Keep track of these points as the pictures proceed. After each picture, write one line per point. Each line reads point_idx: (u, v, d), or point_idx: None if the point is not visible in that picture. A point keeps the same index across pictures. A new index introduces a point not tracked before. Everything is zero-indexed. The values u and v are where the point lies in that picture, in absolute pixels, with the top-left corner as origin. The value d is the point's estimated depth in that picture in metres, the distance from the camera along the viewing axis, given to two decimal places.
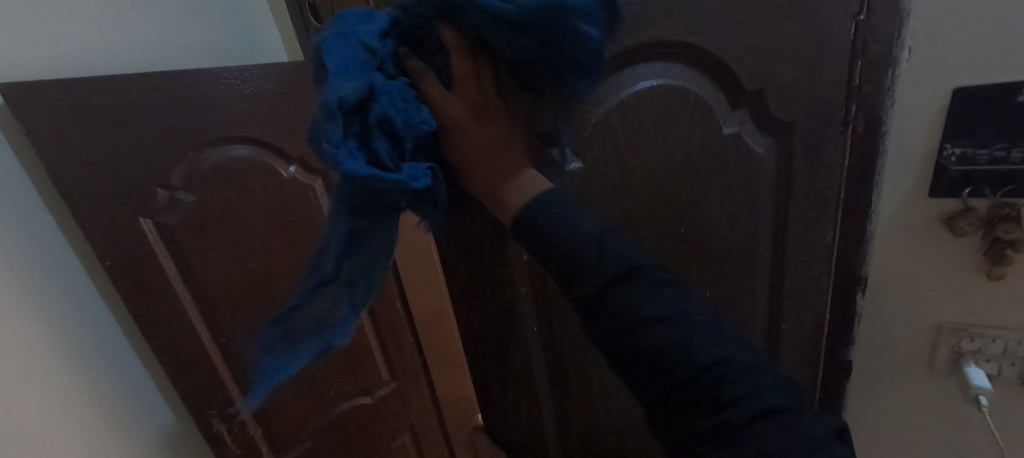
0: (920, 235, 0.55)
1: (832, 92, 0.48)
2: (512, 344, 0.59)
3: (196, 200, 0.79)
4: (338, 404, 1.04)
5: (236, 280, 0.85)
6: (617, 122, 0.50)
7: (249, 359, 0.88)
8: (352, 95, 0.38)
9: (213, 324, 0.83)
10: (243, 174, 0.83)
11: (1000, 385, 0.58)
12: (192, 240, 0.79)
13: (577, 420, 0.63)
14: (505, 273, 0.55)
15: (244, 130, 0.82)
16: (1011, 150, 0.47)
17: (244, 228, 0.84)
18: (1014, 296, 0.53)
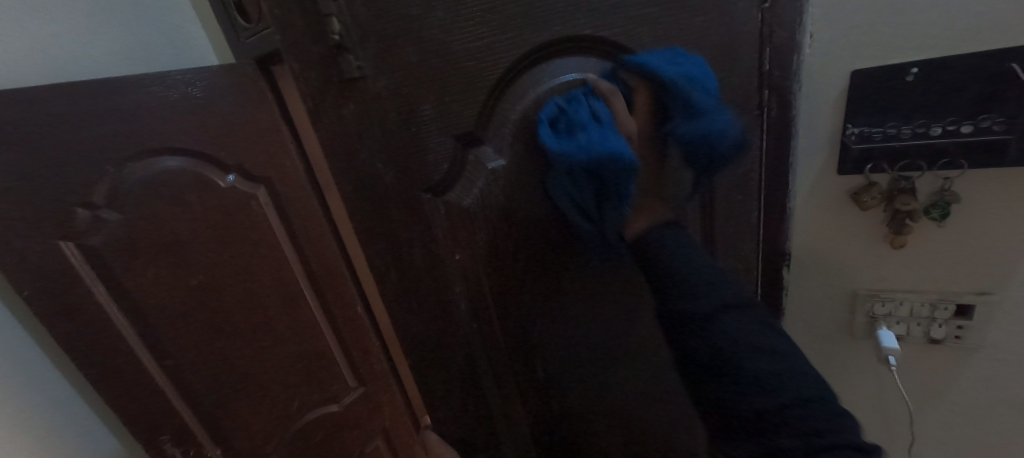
0: (834, 209, 0.58)
1: (745, 78, 0.51)
2: (453, 343, 0.59)
3: (123, 218, 0.70)
4: (303, 415, 0.96)
5: (178, 299, 0.76)
6: (536, 119, 0.48)
7: (200, 378, 0.81)
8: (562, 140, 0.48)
9: (156, 346, 0.76)
10: (174, 188, 0.73)
11: (909, 345, 0.62)
12: (125, 262, 0.71)
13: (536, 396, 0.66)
14: (439, 275, 0.54)
15: (173, 139, 0.71)
16: (901, 127, 0.49)
17: (180, 248, 0.75)
18: (915, 261, 0.57)
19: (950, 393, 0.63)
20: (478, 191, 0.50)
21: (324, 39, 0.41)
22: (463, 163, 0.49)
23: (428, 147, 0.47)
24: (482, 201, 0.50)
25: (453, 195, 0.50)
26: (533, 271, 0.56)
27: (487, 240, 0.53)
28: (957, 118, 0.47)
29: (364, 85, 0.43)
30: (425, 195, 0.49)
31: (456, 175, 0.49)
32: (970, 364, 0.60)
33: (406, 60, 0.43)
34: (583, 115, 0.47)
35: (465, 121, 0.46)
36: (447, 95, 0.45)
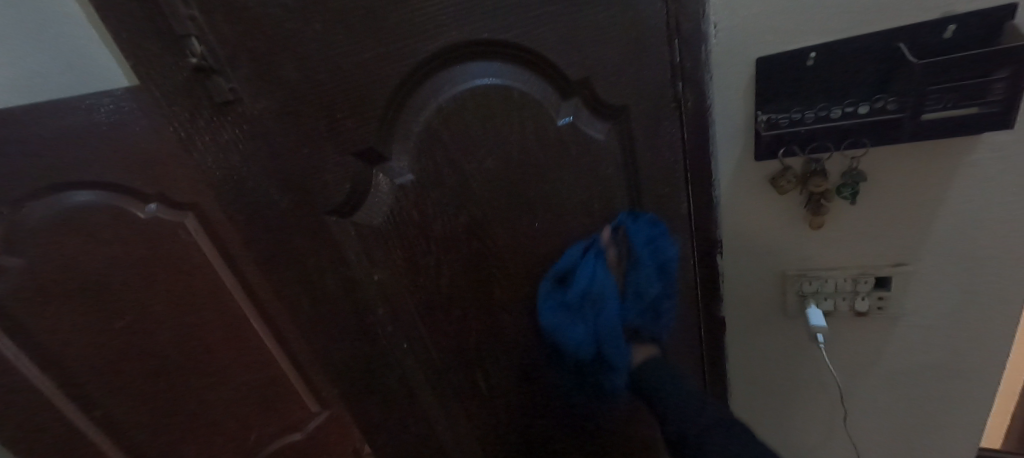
0: (755, 193, 0.58)
1: (657, 71, 0.49)
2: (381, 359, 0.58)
3: (27, 261, 0.60)
4: (261, 447, 0.86)
5: (102, 347, 0.67)
6: (441, 130, 0.46)
7: (140, 426, 0.73)
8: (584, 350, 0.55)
9: (83, 398, 0.68)
10: (87, 225, 0.62)
11: (838, 319, 0.64)
12: (35, 312, 0.62)
13: (486, 410, 0.64)
14: (358, 297, 0.53)
15: (82, 172, 0.60)
16: (804, 112, 0.50)
17: (102, 289, 0.65)
18: (832, 238, 0.58)
19: (880, 361, 0.66)
20: (387, 210, 0.48)
21: (184, 63, 0.38)
22: (367, 181, 0.46)
23: (323, 170, 0.45)
24: (393, 218, 0.48)
25: (361, 215, 0.48)
26: (458, 285, 0.55)
27: (403, 255, 0.51)
28: (854, 100, 0.48)
29: (238, 108, 0.41)
30: (331, 218, 0.47)
31: (360, 195, 0.47)
32: (894, 331, 0.62)
33: (293, 79, 0.40)
34: (584, 272, 0.54)
35: (362, 137, 0.44)
36: (340, 112, 0.42)
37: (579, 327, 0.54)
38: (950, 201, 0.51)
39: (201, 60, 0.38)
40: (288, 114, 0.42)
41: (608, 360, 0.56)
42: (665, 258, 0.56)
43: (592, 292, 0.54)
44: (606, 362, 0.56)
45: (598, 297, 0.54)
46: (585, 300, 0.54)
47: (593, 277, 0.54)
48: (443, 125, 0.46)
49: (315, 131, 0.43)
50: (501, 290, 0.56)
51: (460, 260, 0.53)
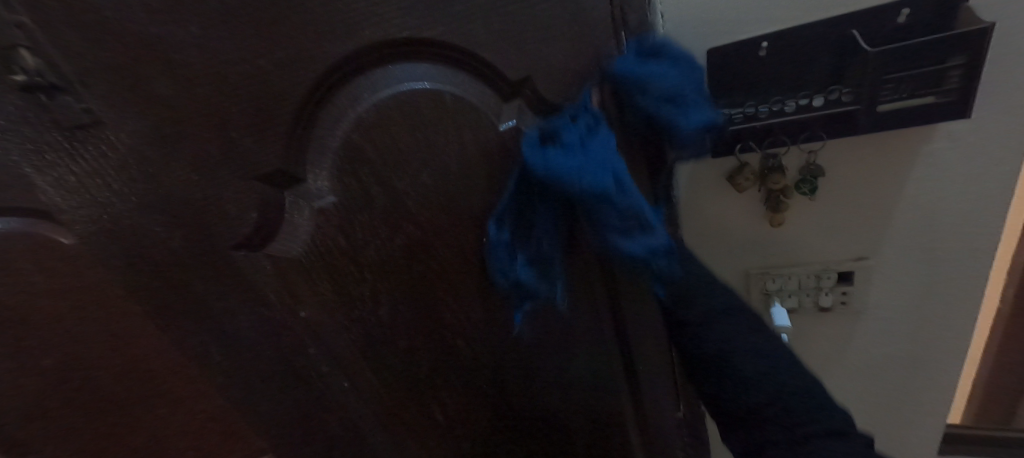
0: (715, 192, 0.55)
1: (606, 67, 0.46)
2: (322, 397, 0.52)
3: None
4: None
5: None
6: (364, 142, 0.40)
7: None
8: (605, 185, 0.41)
9: None
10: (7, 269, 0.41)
11: (802, 313, 0.62)
12: None
13: (442, 441, 0.61)
14: (286, 334, 0.48)
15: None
16: (759, 106, 0.47)
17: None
18: (793, 232, 0.56)
19: (845, 352, 0.65)
20: (306, 239, 0.42)
21: (9, 81, 0.31)
22: (278, 208, 0.40)
23: (223, 198, 0.38)
24: (316, 246, 0.43)
25: (277, 246, 0.42)
26: (402, 314, 0.50)
27: (332, 283, 0.45)
28: (808, 92, 0.45)
29: (99, 131, 0.34)
30: (239, 253, 0.41)
31: (272, 225, 0.41)
32: (858, 324, 0.62)
33: (172, 95, 0.34)
34: (578, 126, 0.43)
35: (267, 159, 0.38)
36: (238, 129, 0.36)
37: (578, 161, 0.41)
38: (907, 193, 0.50)
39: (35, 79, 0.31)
40: (169, 136, 0.35)
41: (632, 208, 0.43)
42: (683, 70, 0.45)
43: (592, 129, 0.43)
44: (633, 215, 0.43)
45: (598, 135, 0.43)
46: (584, 137, 0.43)
47: (589, 122, 0.43)
48: (366, 138, 0.40)
49: (209, 152, 0.37)
50: (449, 314, 0.51)
51: (404, 282, 0.48)
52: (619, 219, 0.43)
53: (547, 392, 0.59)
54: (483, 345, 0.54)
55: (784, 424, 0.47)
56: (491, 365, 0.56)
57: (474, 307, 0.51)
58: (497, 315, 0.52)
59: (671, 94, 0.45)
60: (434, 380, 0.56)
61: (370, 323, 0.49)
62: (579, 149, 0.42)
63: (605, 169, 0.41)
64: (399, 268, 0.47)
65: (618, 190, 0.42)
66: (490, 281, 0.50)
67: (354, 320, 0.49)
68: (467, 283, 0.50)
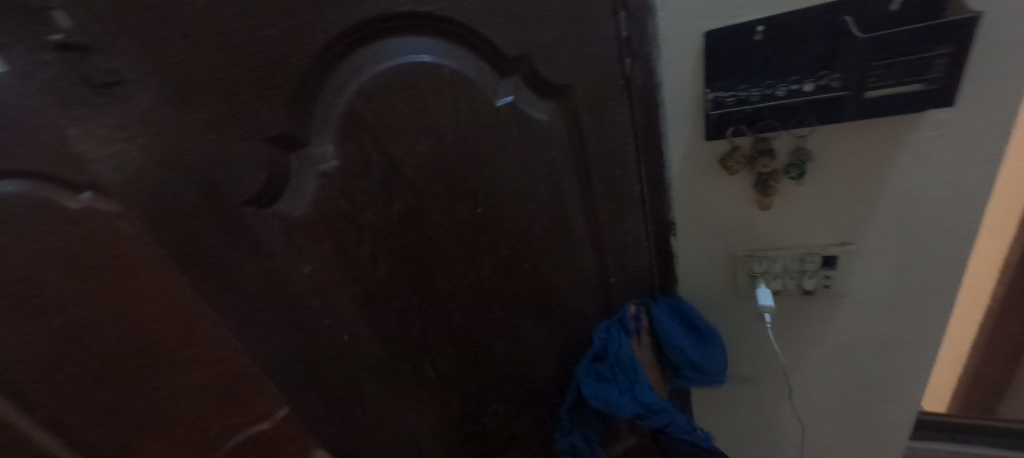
0: (706, 174, 0.56)
1: (602, 47, 0.48)
2: (322, 347, 0.60)
3: None
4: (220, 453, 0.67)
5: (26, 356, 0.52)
6: (365, 112, 0.43)
7: (89, 431, 0.58)
8: (632, 406, 0.59)
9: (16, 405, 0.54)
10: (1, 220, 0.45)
11: (787, 296, 0.64)
12: None
13: (433, 391, 0.67)
14: (291, 289, 0.54)
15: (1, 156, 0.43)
16: (751, 89, 0.48)
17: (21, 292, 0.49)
18: (780, 217, 0.57)
19: (829, 336, 0.67)
20: (310, 200, 0.47)
21: (46, 41, 0.35)
22: (286, 168, 0.45)
23: (235, 157, 0.43)
24: (317, 207, 0.48)
25: (284, 204, 0.47)
26: (397, 276, 0.55)
27: (333, 243, 0.51)
28: (799, 77, 0.46)
29: (127, 90, 0.39)
30: (249, 209, 0.47)
31: (281, 182, 0.46)
32: (838, 307, 0.64)
33: (191, 61, 0.38)
34: (612, 344, 0.61)
35: (274, 122, 0.42)
36: (249, 93, 0.40)
37: (615, 389, 0.60)
38: (892, 181, 0.51)
39: (72, 38, 0.36)
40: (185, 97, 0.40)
41: (662, 411, 0.59)
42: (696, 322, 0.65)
43: (617, 362, 0.60)
44: (659, 413, 0.59)
45: (626, 346, 0.61)
46: (622, 371, 0.60)
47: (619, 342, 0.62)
48: (366, 108, 0.43)
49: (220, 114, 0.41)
50: (444, 277, 0.57)
51: (397, 247, 0.53)
52: (658, 419, 0.59)
53: (534, 351, 0.65)
54: (472, 307, 0.60)
55: None
56: (479, 326, 0.62)
57: (464, 274, 0.57)
58: (487, 280, 0.58)
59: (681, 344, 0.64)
60: (425, 341, 0.61)
61: (366, 283, 0.55)
62: (616, 375, 0.60)
63: (629, 393, 0.59)
64: (393, 234, 0.51)
65: (642, 402, 0.59)
66: (480, 249, 0.55)
67: (349, 280, 0.54)
68: (459, 250, 0.55)
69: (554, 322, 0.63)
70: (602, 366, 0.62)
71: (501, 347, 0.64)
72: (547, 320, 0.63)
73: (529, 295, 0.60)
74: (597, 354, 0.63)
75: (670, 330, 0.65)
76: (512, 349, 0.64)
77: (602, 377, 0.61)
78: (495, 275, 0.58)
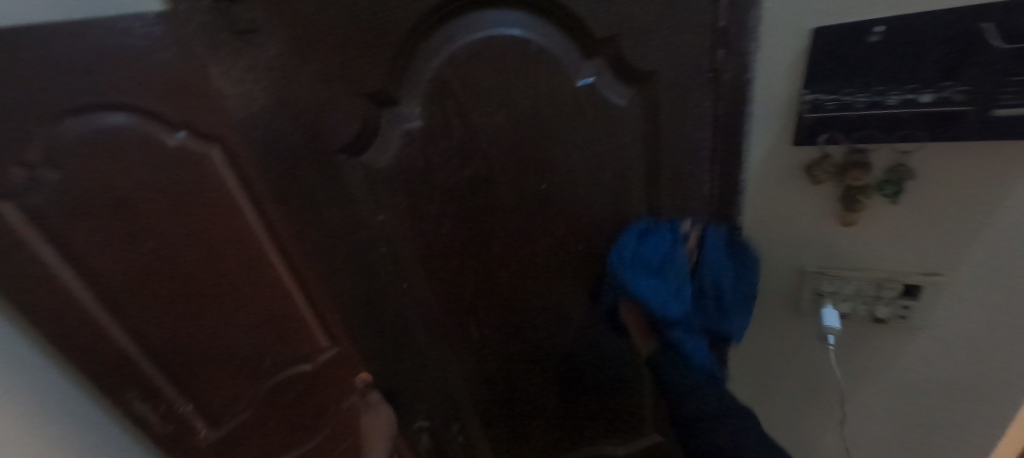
0: (788, 181, 0.53)
1: (696, 35, 0.46)
2: (385, 295, 0.63)
3: (65, 177, 0.54)
4: (269, 377, 0.76)
5: (128, 262, 0.60)
6: (452, 78, 0.47)
7: (164, 337, 0.67)
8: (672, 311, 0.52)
9: (115, 306, 0.62)
10: (122, 149, 0.54)
11: (853, 321, 0.60)
12: (70, 219, 0.56)
13: (472, 354, 0.70)
14: (362, 235, 0.58)
15: (122, 94, 0.51)
16: (857, 95, 0.44)
17: (133, 206, 0.57)
18: (862, 237, 0.54)
19: (893, 371, 0.63)
20: (393, 154, 0.51)
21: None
22: (377, 123, 0.50)
23: (336, 105, 0.49)
24: (399, 160, 0.52)
25: (369, 155, 0.52)
26: (455, 237, 0.58)
27: (406, 197, 0.55)
28: (917, 86, 0.42)
29: (256, 39, 0.47)
30: (341, 156, 0.52)
31: (370, 135, 0.51)
32: (910, 341, 0.59)
33: (313, 19, 0.45)
34: (660, 240, 0.56)
35: (374, 80, 0.47)
36: (356, 51, 0.46)
37: (655, 284, 0.53)
38: (1005, 212, 0.46)
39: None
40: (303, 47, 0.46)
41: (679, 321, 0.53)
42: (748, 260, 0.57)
43: (672, 257, 0.55)
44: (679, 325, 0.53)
45: (672, 248, 0.55)
46: (666, 267, 0.54)
47: (670, 241, 0.56)
48: (454, 74, 0.47)
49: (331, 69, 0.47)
50: (501, 245, 0.59)
51: (463, 211, 0.55)
52: (675, 328, 0.53)
53: (577, 333, 0.66)
54: (523, 280, 0.62)
55: None
56: (527, 300, 0.63)
57: (520, 247, 0.59)
58: (541, 256, 0.59)
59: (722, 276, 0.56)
60: (476, 304, 0.64)
61: (429, 240, 0.58)
62: (654, 274, 0.54)
63: (666, 289, 0.53)
64: (460, 197, 0.54)
65: (672, 303, 0.52)
66: (538, 225, 0.57)
67: (417, 235, 0.58)
68: (519, 222, 0.57)
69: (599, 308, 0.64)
70: (644, 259, 0.55)
71: (544, 323, 0.66)
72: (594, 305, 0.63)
73: (580, 279, 0.61)
74: (641, 246, 0.56)
75: (721, 249, 0.56)
76: (557, 327, 0.66)
77: (649, 270, 0.55)
78: (549, 251, 0.59)
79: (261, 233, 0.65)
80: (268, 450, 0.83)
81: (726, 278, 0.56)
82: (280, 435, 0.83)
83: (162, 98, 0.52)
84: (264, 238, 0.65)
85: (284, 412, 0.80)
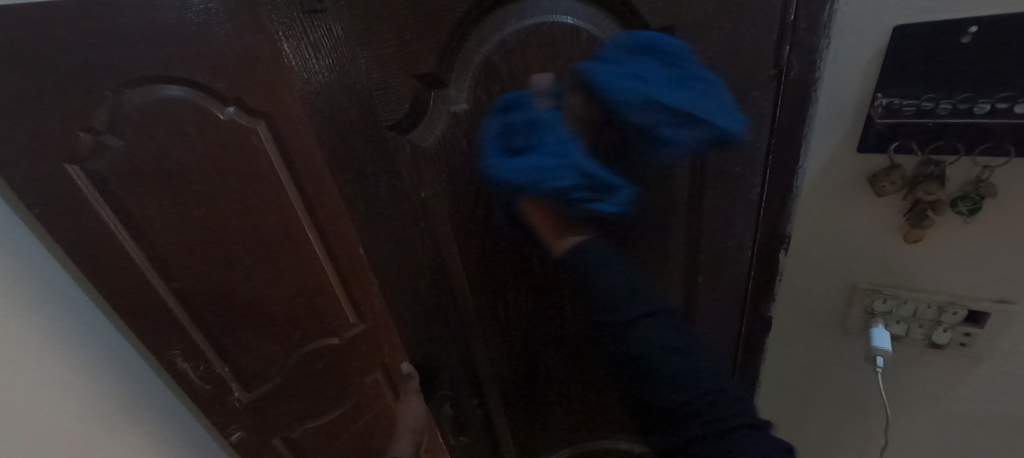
0: (848, 190, 0.50)
1: (762, 29, 0.43)
2: (427, 280, 0.61)
3: (125, 144, 0.56)
4: (300, 347, 0.81)
5: (179, 230, 0.63)
6: (500, 63, 0.46)
7: (207, 303, 0.70)
8: (566, 182, 0.44)
9: (164, 271, 0.65)
10: (177, 120, 0.57)
11: (906, 345, 0.56)
12: (128, 185, 0.58)
13: (497, 343, 0.68)
14: (407, 207, 0.54)
15: (180, 69, 0.54)
16: (940, 101, 0.40)
17: (188, 175, 0.60)
18: (926, 256, 0.50)
19: (945, 400, 0.59)
20: (439, 133, 0.50)
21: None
22: (426, 103, 0.48)
23: (387, 88, 0.47)
24: (443, 143, 0.50)
25: (418, 134, 0.50)
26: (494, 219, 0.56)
27: (449, 182, 0.53)
28: (1012, 95, 0.38)
29: (322, 19, 0.43)
30: (390, 133, 0.49)
31: (419, 115, 0.49)
32: (967, 370, 0.55)
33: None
34: (526, 113, 0.45)
35: (424, 62, 0.46)
36: (408, 34, 0.45)
37: (526, 162, 0.44)
38: None
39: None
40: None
41: (585, 173, 0.44)
42: (679, 87, 0.42)
43: (533, 120, 0.44)
44: (599, 185, 0.45)
45: (548, 115, 0.44)
46: (542, 136, 0.44)
47: (521, 109, 0.45)
48: (502, 59, 0.46)
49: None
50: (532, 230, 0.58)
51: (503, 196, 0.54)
52: (580, 192, 0.45)
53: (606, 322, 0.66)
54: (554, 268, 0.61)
55: (650, 386, 0.45)
56: (558, 288, 0.63)
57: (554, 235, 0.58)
58: None
59: (661, 101, 0.41)
60: (508, 291, 0.63)
61: (464, 225, 0.57)
62: (540, 149, 0.44)
63: (555, 160, 0.43)
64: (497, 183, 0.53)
65: (553, 174, 0.43)
66: None
67: (457, 220, 0.56)
68: None
69: None
70: (513, 130, 0.46)
71: (576, 314, 0.65)
72: None
73: None
74: (512, 117, 0.46)
75: (625, 75, 0.42)
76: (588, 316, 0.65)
77: (514, 151, 0.46)
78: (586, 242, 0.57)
79: (298, 207, 0.69)
80: (295, 412, 0.88)
81: (675, 99, 0.41)
82: (308, 399, 0.88)
83: (216, 72, 0.55)
84: (301, 211, 0.69)
85: (313, 377, 0.86)
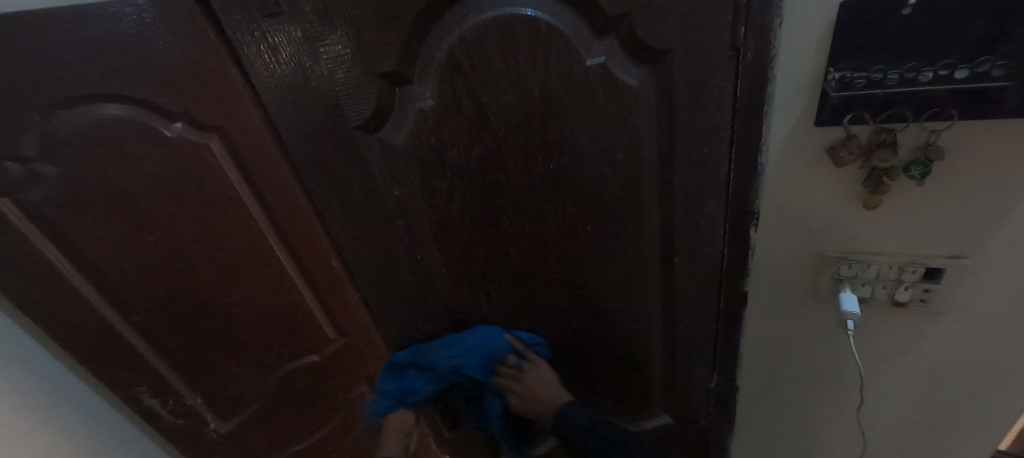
0: (810, 163, 0.52)
1: (717, 10, 0.43)
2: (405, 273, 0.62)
3: (62, 172, 0.53)
4: (280, 368, 0.77)
5: (134, 257, 0.60)
6: (463, 59, 0.46)
7: (171, 333, 0.66)
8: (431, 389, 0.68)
9: (123, 306, 0.62)
10: (117, 141, 0.53)
11: (873, 306, 0.59)
12: (72, 217, 0.55)
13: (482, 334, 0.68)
14: (379, 208, 0.56)
15: (116, 85, 0.50)
16: (887, 72, 0.42)
17: (137, 199, 0.56)
18: (884, 220, 0.52)
19: (911, 354, 0.62)
20: (409, 131, 0.50)
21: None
22: (390, 102, 0.48)
23: (351, 89, 0.47)
24: (413, 139, 0.51)
25: (386, 132, 0.50)
26: (470, 213, 0.57)
27: (422, 179, 0.54)
28: (952, 62, 0.40)
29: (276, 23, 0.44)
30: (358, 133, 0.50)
31: (384, 115, 0.49)
32: (928, 325, 0.59)
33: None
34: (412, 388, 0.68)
35: (385, 62, 0.45)
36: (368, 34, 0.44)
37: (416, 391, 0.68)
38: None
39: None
40: (309, 34, 0.44)
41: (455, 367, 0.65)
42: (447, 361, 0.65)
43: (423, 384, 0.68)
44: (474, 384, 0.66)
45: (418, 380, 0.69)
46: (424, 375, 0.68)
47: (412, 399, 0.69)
48: (465, 54, 0.45)
49: (338, 53, 0.45)
50: (510, 225, 0.58)
51: (475, 191, 0.55)
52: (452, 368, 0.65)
53: (593, 309, 0.65)
54: (534, 258, 0.61)
55: None
56: (539, 278, 0.63)
57: (531, 226, 0.58)
58: (551, 235, 0.58)
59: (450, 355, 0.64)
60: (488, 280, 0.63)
61: (436, 221, 0.57)
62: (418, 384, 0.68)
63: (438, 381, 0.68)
64: (467, 177, 0.53)
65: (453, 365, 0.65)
66: (550, 203, 0.55)
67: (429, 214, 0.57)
68: (531, 201, 0.55)
69: (614, 290, 0.63)
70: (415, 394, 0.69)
71: (560, 302, 0.65)
72: (611, 286, 0.63)
73: (594, 259, 0.60)
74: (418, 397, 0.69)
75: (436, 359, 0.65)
76: (573, 302, 0.65)
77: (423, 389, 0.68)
78: (562, 229, 0.58)
79: (264, 218, 0.63)
80: (280, 436, 0.84)
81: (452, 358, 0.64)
82: (292, 423, 0.84)
83: (155, 88, 0.51)
84: (265, 223, 0.64)
85: (296, 399, 0.82)
